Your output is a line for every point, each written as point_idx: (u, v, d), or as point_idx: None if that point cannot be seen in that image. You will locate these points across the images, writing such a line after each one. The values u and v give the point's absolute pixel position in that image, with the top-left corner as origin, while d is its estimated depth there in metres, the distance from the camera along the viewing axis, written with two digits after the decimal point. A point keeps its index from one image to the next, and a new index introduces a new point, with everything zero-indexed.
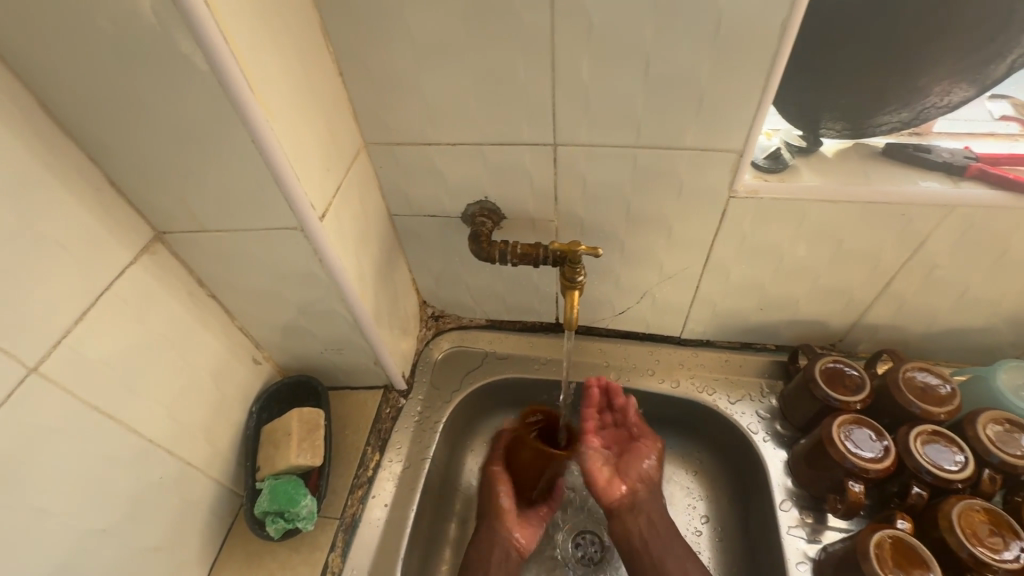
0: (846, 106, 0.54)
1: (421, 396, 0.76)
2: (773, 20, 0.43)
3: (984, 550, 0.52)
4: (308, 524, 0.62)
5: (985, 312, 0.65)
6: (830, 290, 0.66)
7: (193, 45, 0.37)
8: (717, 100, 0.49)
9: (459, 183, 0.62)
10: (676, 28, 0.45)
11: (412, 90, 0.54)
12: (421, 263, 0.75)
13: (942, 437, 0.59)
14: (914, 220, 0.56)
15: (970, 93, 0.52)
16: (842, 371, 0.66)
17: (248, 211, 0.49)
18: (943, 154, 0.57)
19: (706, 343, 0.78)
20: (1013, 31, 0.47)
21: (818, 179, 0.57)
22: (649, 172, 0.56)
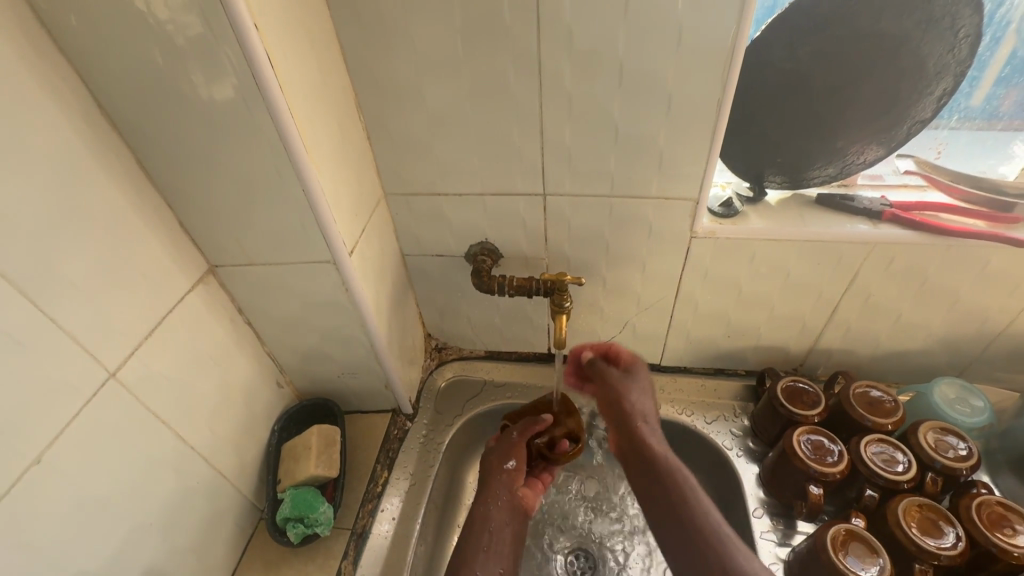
0: (782, 164, 0.67)
1: (425, 420, 0.84)
2: (710, 99, 0.56)
3: (930, 541, 0.59)
4: (325, 530, 0.67)
5: (920, 335, 0.74)
6: (785, 318, 0.76)
7: (267, 119, 0.48)
8: (675, 158, 0.61)
9: (464, 227, 0.73)
10: (638, 104, 0.57)
11: (428, 151, 0.65)
12: (427, 298, 0.85)
13: (889, 445, 0.67)
14: (847, 255, 0.67)
15: (881, 152, 0.64)
16: (801, 390, 0.75)
17: (291, 249, 0.59)
18: (864, 201, 0.67)
19: (684, 369, 0.87)
20: (903, 102, 0.60)
21: (763, 222, 0.68)
22: (623, 216, 0.68)
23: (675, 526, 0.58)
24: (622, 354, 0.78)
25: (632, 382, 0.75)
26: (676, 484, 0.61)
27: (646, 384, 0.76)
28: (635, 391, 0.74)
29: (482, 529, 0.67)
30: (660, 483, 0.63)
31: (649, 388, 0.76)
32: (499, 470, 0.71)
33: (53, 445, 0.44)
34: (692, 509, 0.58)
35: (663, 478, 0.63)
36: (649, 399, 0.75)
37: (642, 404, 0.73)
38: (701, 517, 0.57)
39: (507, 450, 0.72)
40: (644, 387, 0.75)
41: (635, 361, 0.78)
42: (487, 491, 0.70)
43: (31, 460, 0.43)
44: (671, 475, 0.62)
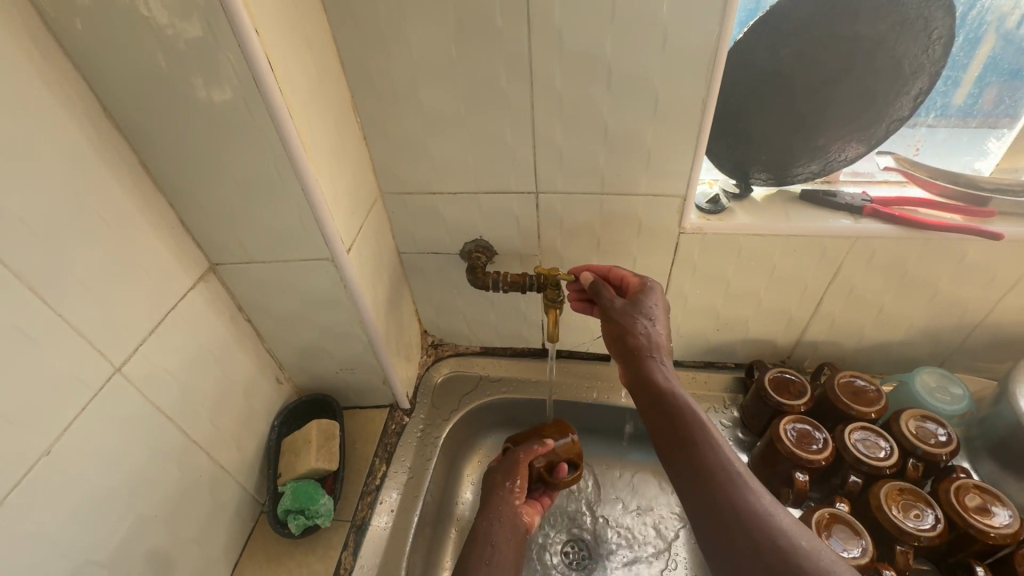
0: (767, 161, 0.69)
1: (422, 415, 0.85)
2: (696, 99, 0.58)
3: (910, 523, 0.61)
4: (325, 521, 0.68)
5: (902, 327, 0.77)
6: (772, 311, 0.78)
7: (268, 120, 0.50)
8: (663, 156, 0.63)
9: (459, 225, 0.75)
10: (627, 104, 0.59)
11: (423, 151, 0.67)
12: (423, 295, 0.87)
13: (872, 432, 0.69)
14: (830, 249, 0.69)
15: (862, 149, 0.67)
16: (787, 381, 0.77)
17: (290, 247, 0.61)
18: (846, 197, 0.69)
19: (675, 363, 0.89)
20: (881, 101, 0.62)
21: (749, 217, 0.70)
22: (614, 213, 0.70)
23: (681, 464, 0.52)
24: (628, 277, 0.67)
25: (639, 306, 0.62)
26: (698, 434, 0.52)
27: (660, 308, 0.62)
28: (644, 318, 0.61)
29: (488, 543, 0.63)
30: (674, 433, 0.53)
31: (664, 312, 0.62)
32: (502, 487, 0.70)
33: (63, 436, 0.46)
34: (698, 443, 0.51)
35: (673, 418, 0.54)
36: (662, 320, 0.62)
37: (654, 333, 0.60)
38: (714, 457, 0.50)
39: (512, 468, 0.71)
40: (651, 309, 0.62)
41: (646, 284, 0.65)
42: (493, 507, 0.68)
43: (42, 451, 0.44)
44: (683, 415, 0.54)
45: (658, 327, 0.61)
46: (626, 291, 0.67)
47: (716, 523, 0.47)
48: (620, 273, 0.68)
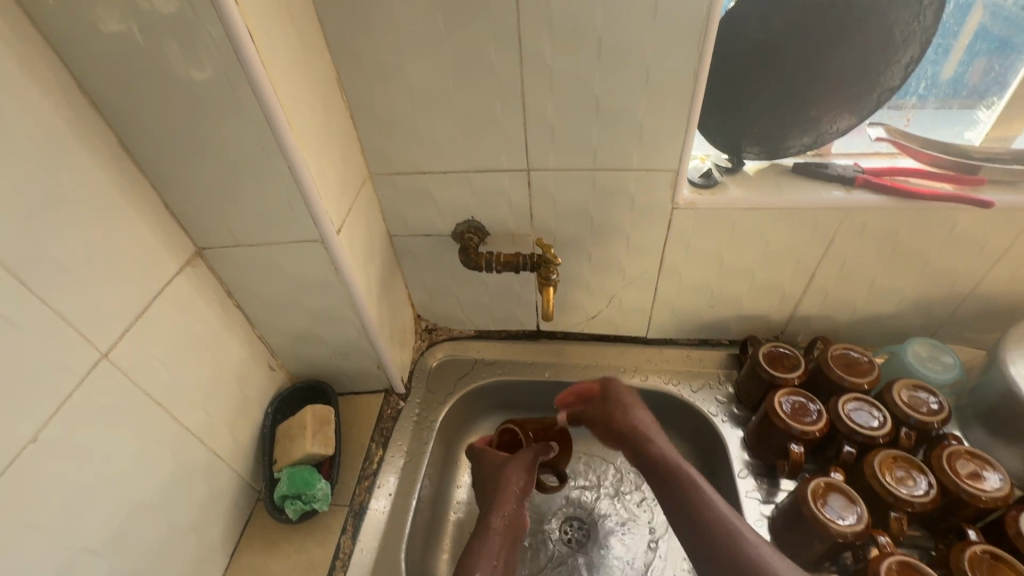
0: (758, 133, 0.69)
1: (418, 399, 0.85)
2: (688, 69, 0.57)
3: (903, 491, 0.61)
4: (323, 505, 0.68)
5: (894, 300, 0.77)
6: (766, 286, 0.78)
7: (251, 96, 0.48)
8: (655, 130, 0.62)
9: (450, 206, 0.74)
10: (619, 76, 0.58)
11: (412, 130, 0.66)
12: (416, 278, 0.86)
13: (866, 402, 0.70)
14: (822, 222, 0.69)
15: (853, 121, 0.66)
16: (781, 354, 0.78)
17: (279, 229, 0.59)
18: (837, 169, 0.69)
19: (670, 341, 0.90)
20: (872, 70, 0.61)
21: (742, 191, 0.70)
22: (606, 190, 0.69)
23: (672, 500, 0.62)
24: (619, 394, 0.75)
25: (648, 434, 0.69)
26: (685, 484, 0.61)
27: (633, 395, 0.75)
28: (655, 443, 0.68)
29: (488, 533, 0.68)
30: (664, 480, 0.64)
31: (654, 424, 0.72)
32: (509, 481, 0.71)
33: (49, 423, 0.45)
34: (687, 484, 0.61)
35: (665, 472, 0.64)
36: (653, 424, 0.72)
37: (661, 445, 0.68)
38: (712, 513, 0.57)
39: (527, 467, 0.73)
40: (658, 436, 0.69)
41: (608, 386, 0.76)
42: (499, 499, 0.70)
43: (29, 439, 0.43)
44: (676, 470, 0.63)
45: (637, 416, 0.72)
46: (637, 420, 0.72)
47: (706, 549, 0.55)
48: (616, 392, 0.75)
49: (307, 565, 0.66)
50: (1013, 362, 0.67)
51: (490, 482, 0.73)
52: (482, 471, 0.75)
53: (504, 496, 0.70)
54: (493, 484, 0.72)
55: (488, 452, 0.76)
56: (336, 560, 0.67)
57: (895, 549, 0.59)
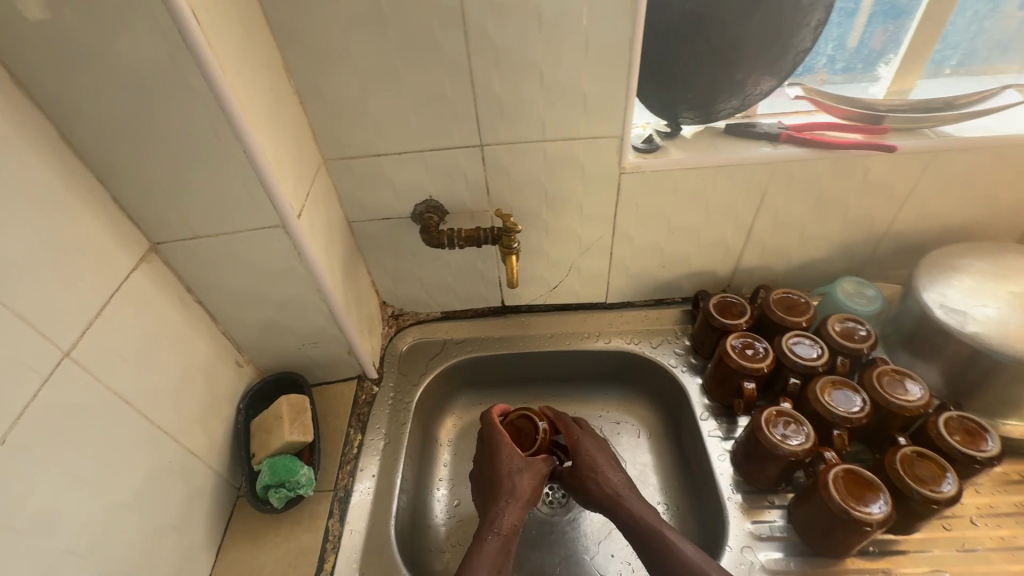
0: (692, 100, 0.74)
1: (391, 383, 0.87)
2: (623, 37, 0.61)
3: (842, 410, 0.69)
4: (307, 490, 0.69)
5: (821, 246, 0.85)
6: (710, 243, 0.85)
7: (200, 77, 0.48)
8: (598, 99, 0.66)
9: (408, 187, 0.75)
10: (559, 48, 0.62)
11: (363, 112, 0.67)
12: (379, 264, 0.87)
13: (805, 337, 0.77)
14: (754, 177, 0.75)
15: (773, 83, 0.73)
16: (729, 303, 0.84)
17: (237, 216, 0.59)
18: (763, 127, 0.76)
19: (628, 304, 0.95)
20: (785, 37, 0.68)
21: (682, 153, 0.75)
22: (557, 161, 0.72)
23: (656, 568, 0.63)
24: (583, 450, 0.74)
25: (618, 496, 0.70)
26: (663, 546, 0.63)
27: (598, 452, 0.74)
28: (626, 503, 0.69)
29: (495, 533, 0.65)
30: (643, 545, 0.65)
31: (620, 472, 0.73)
32: (515, 482, 0.69)
33: (17, 425, 0.43)
34: (662, 545, 0.64)
35: (645, 539, 0.65)
36: (619, 474, 0.73)
37: (633, 502, 0.69)
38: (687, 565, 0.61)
39: (540, 467, 0.72)
40: (628, 493, 0.70)
41: (576, 443, 0.75)
42: (512, 497, 0.68)
43: None
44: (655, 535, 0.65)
45: (603, 471, 0.72)
46: (605, 480, 0.72)
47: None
48: (584, 451, 0.74)
49: (297, 552, 0.67)
50: (925, 291, 0.76)
51: (503, 474, 0.70)
52: (494, 459, 0.71)
53: (517, 496, 0.68)
54: (507, 482, 0.69)
55: (506, 440, 0.72)
56: (326, 543, 0.67)
57: (840, 461, 0.65)
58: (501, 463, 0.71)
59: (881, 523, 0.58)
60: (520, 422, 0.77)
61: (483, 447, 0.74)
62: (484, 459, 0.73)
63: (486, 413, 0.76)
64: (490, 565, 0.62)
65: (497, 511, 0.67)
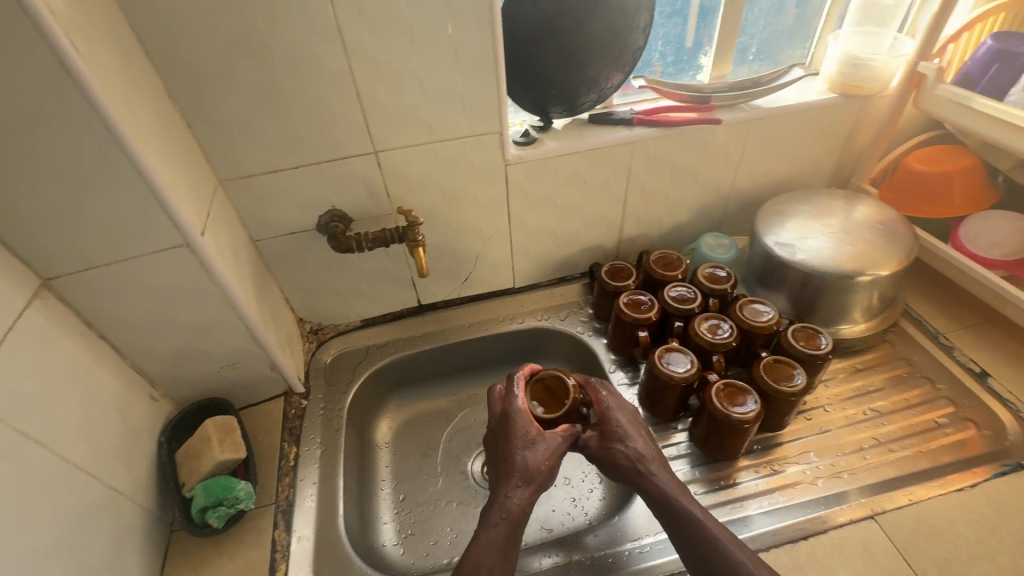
0: (558, 97, 0.85)
1: (320, 394, 0.88)
2: (486, 44, 0.70)
3: (717, 338, 0.82)
4: (248, 503, 0.69)
5: (684, 210, 1.00)
6: (594, 219, 0.96)
7: (85, 102, 0.49)
8: (475, 99, 0.75)
9: (310, 200, 0.79)
10: (434, 57, 0.69)
11: (255, 130, 0.70)
12: (290, 279, 0.88)
13: (682, 287, 0.90)
14: (619, 157, 0.88)
15: (621, 77, 0.86)
16: (618, 270, 0.96)
17: (136, 240, 0.59)
18: (619, 114, 0.89)
19: (534, 286, 1.04)
20: (624, 38, 0.81)
21: (556, 142, 0.85)
22: (448, 159, 0.80)
23: (677, 539, 0.61)
24: (610, 421, 0.71)
25: (642, 468, 0.66)
26: (687, 518, 0.61)
27: (628, 422, 0.71)
28: (649, 476, 0.65)
29: (502, 517, 0.62)
30: (667, 518, 0.62)
31: (649, 444, 0.69)
32: (529, 462, 0.66)
33: None
34: (682, 514, 0.61)
35: (666, 509, 0.63)
36: (648, 447, 0.69)
37: (658, 474, 0.66)
38: (703, 534, 0.59)
39: (561, 442, 0.69)
40: (654, 464, 0.67)
41: (606, 413, 0.71)
42: (523, 477, 0.65)
43: None
44: (675, 506, 0.62)
45: (632, 442, 0.69)
46: (631, 452, 0.68)
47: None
48: (611, 422, 0.71)
49: (245, 569, 0.66)
50: (764, 234, 0.92)
51: (519, 450, 0.67)
52: (510, 435, 0.69)
53: (529, 476, 0.65)
54: (520, 461, 0.66)
55: (525, 413, 0.70)
56: (275, 554, 0.68)
57: (720, 379, 0.78)
58: (517, 440, 0.68)
59: (755, 418, 0.71)
60: (549, 386, 0.76)
61: (501, 417, 0.71)
62: (500, 430, 0.71)
63: (512, 381, 0.74)
64: (493, 549, 0.59)
65: (506, 494, 0.64)
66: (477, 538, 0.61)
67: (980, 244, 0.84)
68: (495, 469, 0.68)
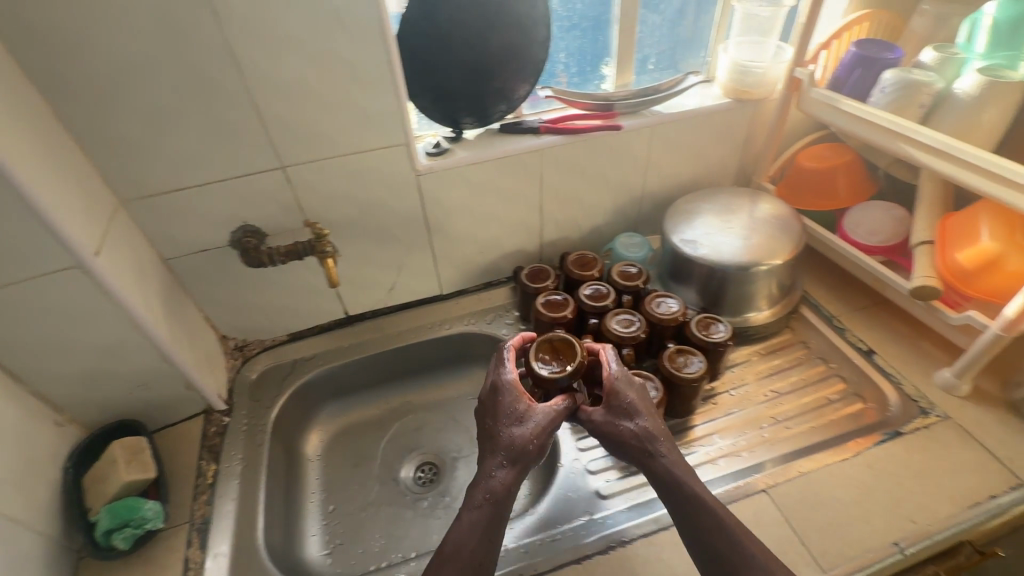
0: (466, 108, 0.89)
1: (243, 411, 0.88)
2: (382, 60, 0.73)
3: (626, 332, 0.86)
4: (157, 522, 0.68)
5: (600, 212, 1.05)
6: (512, 224, 1.00)
7: None
8: (378, 113, 0.77)
9: (219, 217, 0.79)
10: (331, 73, 0.71)
11: (155, 149, 0.70)
12: (207, 297, 0.88)
13: (596, 285, 0.95)
14: (529, 164, 0.92)
15: (528, 87, 0.90)
16: (538, 271, 1.00)
17: (24, 264, 0.59)
18: (528, 123, 0.93)
19: (462, 292, 1.07)
20: (524, 50, 0.85)
21: (466, 152, 0.89)
22: (357, 172, 0.82)
23: (680, 521, 0.60)
24: (614, 396, 0.68)
25: (647, 448, 0.64)
26: (697, 503, 0.60)
27: (638, 399, 0.68)
28: (654, 457, 0.64)
29: (484, 497, 0.61)
30: (672, 500, 0.61)
31: (655, 422, 0.66)
32: (519, 439, 0.64)
33: None
34: (688, 497, 0.60)
35: (672, 490, 0.62)
36: (655, 425, 0.66)
37: (664, 455, 0.64)
38: (708, 518, 0.58)
39: (558, 418, 0.66)
40: (660, 444, 0.64)
41: (613, 386, 0.68)
42: (510, 456, 0.63)
43: None
44: (680, 488, 0.61)
45: (640, 419, 0.66)
46: (635, 430, 0.65)
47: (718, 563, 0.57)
48: (617, 397, 0.67)
49: None
50: (672, 232, 0.98)
51: (508, 428, 0.65)
52: (500, 412, 0.66)
53: (516, 454, 0.63)
54: (509, 439, 0.64)
55: (518, 388, 0.67)
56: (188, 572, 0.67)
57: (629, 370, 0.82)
58: (506, 418, 0.65)
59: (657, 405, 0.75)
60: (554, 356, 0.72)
61: (492, 390, 0.69)
62: (490, 404, 0.68)
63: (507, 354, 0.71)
64: (473, 529, 0.59)
65: (492, 472, 0.62)
66: (461, 517, 0.60)
67: (861, 233, 0.91)
68: (483, 443, 0.67)
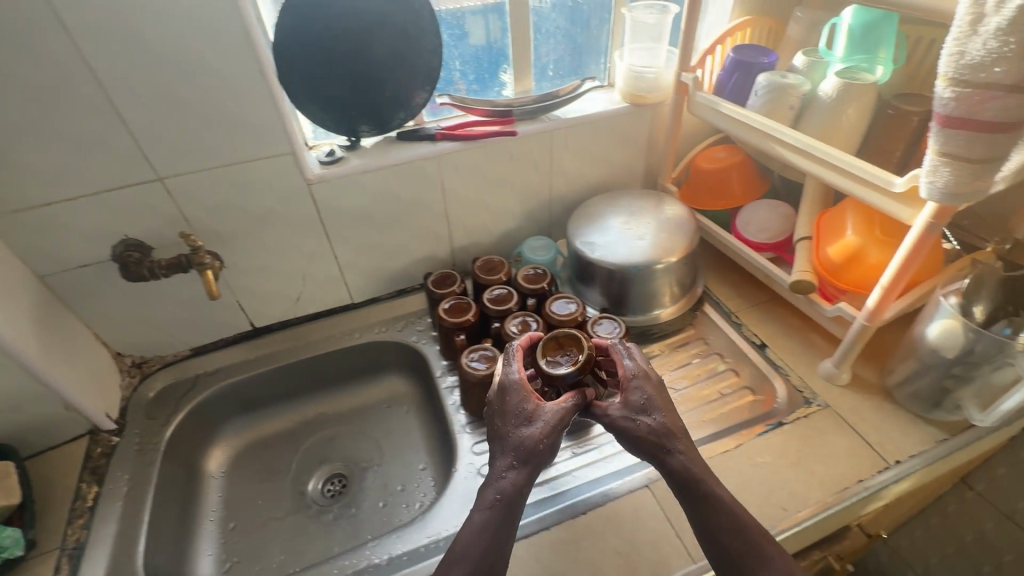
0: (360, 116, 0.88)
1: (136, 430, 0.86)
2: (253, 69, 0.72)
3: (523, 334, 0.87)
4: (15, 550, 0.67)
5: (510, 217, 1.06)
6: (419, 231, 1.00)
7: None
8: (257, 123, 0.77)
9: (97, 231, 0.77)
10: (200, 83, 0.71)
11: (15, 163, 0.68)
12: (95, 314, 0.85)
13: (500, 288, 0.95)
14: (427, 171, 0.92)
15: (428, 95, 0.91)
16: (446, 276, 1.00)
17: None
18: (427, 130, 0.93)
19: (376, 300, 1.06)
20: (415, 59, 0.85)
21: (360, 160, 0.88)
22: (244, 182, 0.81)
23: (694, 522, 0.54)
24: (627, 388, 0.57)
25: (664, 444, 0.55)
26: (715, 505, 0.53)
27: (654, 390, 0.57)
28: (669, 455, 0.55)
29: (486, 503, 0.54)
30: (688, 501, 0.54)
31: (672, 417, 0.56)
32: (526, 438, 0.54)
33: None
34: (703, 497, 0.54)
35: (689, 491, 0.54)
36: (672, 420, 0.56)
37: (681, 453, 0.55)
38: (722, 520, 0.53)
39: (569, 418, 0.56)
40: (677, 442, 0.55)
41: (626, 378, 0.58)
42: (516, 458, 0.54)
43: None
44: (697, 489, 0.54)
45: (659, 415, 0.56)
46: (651, 426, 0.55)
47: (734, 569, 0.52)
48: (630, 389, 0.57)
49: None
50: (576, 236, 0.99)
51: (512, 426, 0.56)
52: (504, 409, 0.57)
53: (522, 456, 0.54)
54: (513, 438, 0.55)
55: (520, 382, 0.57)
56: None
57: None
58: (510, 415, 0.56)
59: None
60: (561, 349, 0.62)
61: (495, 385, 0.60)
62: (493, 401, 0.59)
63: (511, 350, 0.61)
64: (476, 537, 0.52)
65: (498, 475, 0.54)
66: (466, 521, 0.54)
67: (751, 230, 0.93)
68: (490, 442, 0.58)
